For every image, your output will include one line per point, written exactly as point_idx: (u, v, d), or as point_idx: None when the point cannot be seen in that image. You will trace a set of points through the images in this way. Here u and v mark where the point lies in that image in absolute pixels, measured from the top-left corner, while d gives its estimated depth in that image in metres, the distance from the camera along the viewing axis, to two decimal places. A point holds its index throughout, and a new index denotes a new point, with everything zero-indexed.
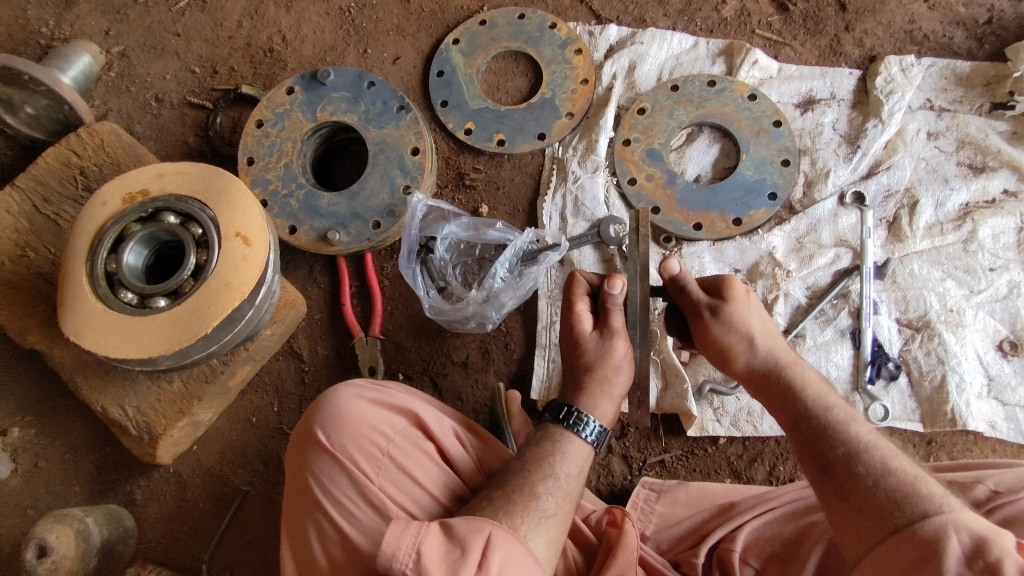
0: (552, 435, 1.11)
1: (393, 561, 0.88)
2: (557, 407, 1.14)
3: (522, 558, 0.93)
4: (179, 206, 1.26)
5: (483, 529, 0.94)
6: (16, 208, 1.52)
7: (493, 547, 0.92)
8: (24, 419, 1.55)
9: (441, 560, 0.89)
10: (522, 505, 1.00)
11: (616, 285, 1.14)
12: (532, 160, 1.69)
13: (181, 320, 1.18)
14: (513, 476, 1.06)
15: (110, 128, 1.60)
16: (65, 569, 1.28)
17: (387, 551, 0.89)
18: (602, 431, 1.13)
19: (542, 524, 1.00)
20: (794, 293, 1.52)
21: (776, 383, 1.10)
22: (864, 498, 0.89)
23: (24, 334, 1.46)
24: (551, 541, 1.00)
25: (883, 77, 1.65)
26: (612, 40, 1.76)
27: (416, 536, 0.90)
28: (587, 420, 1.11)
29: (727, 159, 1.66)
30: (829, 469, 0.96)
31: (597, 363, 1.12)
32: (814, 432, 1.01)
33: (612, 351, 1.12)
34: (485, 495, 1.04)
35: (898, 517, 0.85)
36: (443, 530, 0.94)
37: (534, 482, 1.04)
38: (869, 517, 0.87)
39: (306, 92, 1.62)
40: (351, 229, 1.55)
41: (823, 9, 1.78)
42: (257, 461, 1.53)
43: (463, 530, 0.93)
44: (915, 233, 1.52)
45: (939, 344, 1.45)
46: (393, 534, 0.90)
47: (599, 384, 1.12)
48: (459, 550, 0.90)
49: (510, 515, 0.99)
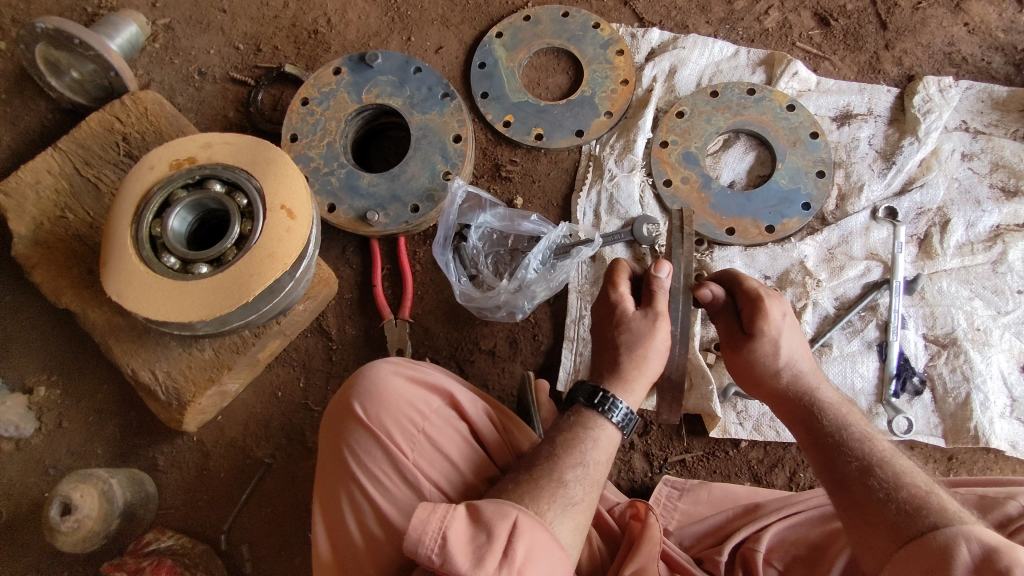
0: (583, 419, 1.12)
1: (419, 544, 0.90)
2: (589, 390, 1.14)
3: (549, 544, 0.94)
4: (225, 175, 1.28)
5: (509, 514, 0.94)
6: (57, 168, 1.53)
7: (520, 532, 0.92)
8: (51, 378, 1.56)
9: (465, 545, 0.90)
10: (549, 492, 1.01)
11: (662, 269, 1.15)
12: (569, 156, 1.70)
13: (225, 286, 1.19)
14: (542, 462, 1.06)
15: (154, 97, 1.61)
16: (87, 529, 1.29)
17: (413, 535, 0.90)
18: (629, 415, 1.13)
19: (568, 511, 1.01)
20: (823, 303, 1.54)
21: (792, 404, 1.14)
22: (875, 508, 0.93)
23: (59, 294, 1.46)
24: (576, 528, 1.01)
25: (921, 96, 1.66)
26: (653, 43, 1.77)
27: (442, 520, 0.91)
28: (618, 404, 1.11)
29: (762, 167, 1.67)
30: (842, 480, 1.01)
31: (637, 341, 1.13)
32: (833, 443, 1.06)
33: (654, 332, 1.13)
34: (512, 479, 1.04)
35: (909, 528, 0.87)
36: (470, 513, 0.95)
37: (562, 469, 1.04)
38: (879, 527, 0.91)
39: (353, 74, 1.64)
40: (389, 211, 1.56)
41: (863, 27, 1.80)
42: (281, 435, 1.53)
43: (490, 513, 0.94)
44: (946, 251, 1.54)
45: (965, 361, 1.46)
46: (419, 518, 0.91)
47: (634, 365, 1.13)
48: (484, 535, 0.91)
49: (536, 500, 0.99)
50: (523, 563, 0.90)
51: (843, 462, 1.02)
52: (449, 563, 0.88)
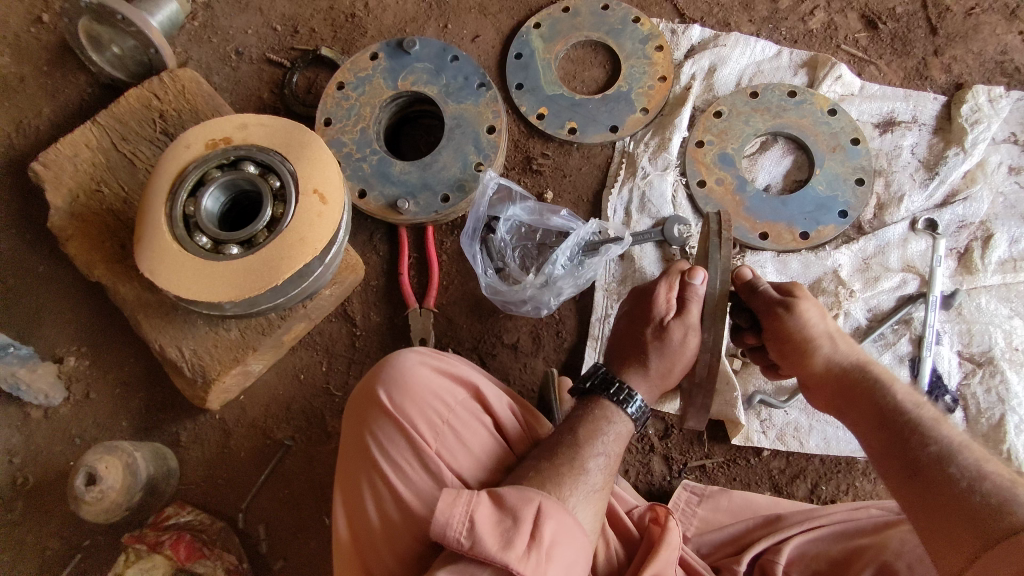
0: (605, 412, 1.12)
1: (447, 529, 0.88)
2: (609, 382, 1.14)
3: (575, 527, 0.93)
4: (260, 157, 1.28)
5: (533, 499, 0.93)
6: (96, 142, 1.55)
7: (546, 515, 0.91)
8: (80, 349, 1.59)
9: (493, 528, 0.89)
10: (570, 477, 1.00)
11: (698, 276, 1.12)
12: (602, 152, 1.68)
13: (253, 269, 1.20)
14: (563, 448, 1.05)
15: (192, 75, 1.62)
16: (110, 499, 1.31)
17: (439, 519, 0.89)
18: (645, 410, 1.14)
19: (589, 497, 1.01)
20: (855, 314, 1.51)
21: (846, 384, 1.10)
22: (957, 500, 0.87)
23: (92, 267, 1.48)
24: (595, 512, 1.00)
25: (970, 105, 1.61)
26: (694, 39, 1.74)
27: (468, 505, 0.90)
28: (634, 398, 1.12)
29: (799, 172, 1.63)
30: (915, 467, 0.94)
31: (668, 352, 1.13)
32: (902, 428, 1.00)
33: (686, 345, 1.12)
34: (532, 466, 1.03)
35: (999, 525, 0.81)
36: (494, 498, 0.94)
37: (585, 457, 1.04)
38: (965, 521, 0.84)
39: (390, 60, 1.64)
40: (419, 199, 1.56)
41: (912, 31, 1.74)
42: (301, 417, 1.54)
43: (514, 499, 0.93)
44: (987, 267, 1.49)
45: (1001, 382, 1.43)
46: (444, 502, 0.90)
47: (659, 371, 1.14)
48: (511, 520, 0.90)
49: (558, 485, 0.98)
50: (551, 545, 0.89)
51: (914, 449, 0.96)
52: (479, 545, 0.87)
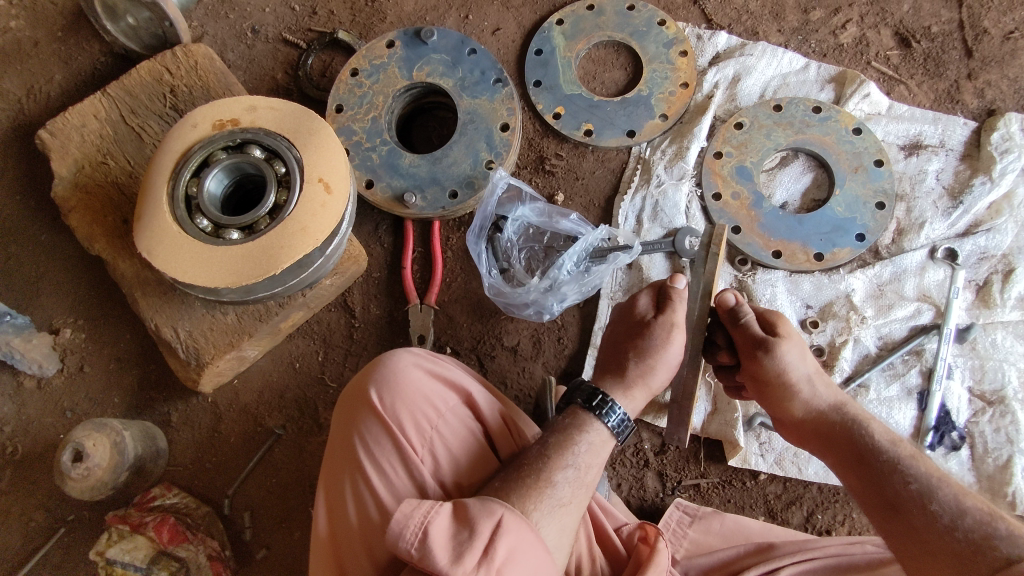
0: (577, 421, 1.09)
1: (400, 538, 0.86)
2: (588, 392, 1.11)
3: (532, 545, 0.90)
4: (267, 141, 1.25)
5: (494, 512, 0.90)
6: (104, 114, 1.53)
7: (503, 531, 0.88)
8: (78, 322, 1.58)
9: (447, 541, 0.86)
10: (536, 491, 0.97)
11: (679, 280, 1.15)
12: (617, 156, 1.64)
13: (251, 256, 1.18)
14: (532, 460, 1.02)
15: (205, 51, 1.58)
16: (95, 478, 1.29)
17: (394, 528, 0.86)
18: (625, 420, 1.10)
19: (554, 512, 0.97)
20: (865, 341, 1.47)
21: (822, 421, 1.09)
22: (930, 535, 0.90)
23: (93, 240, 1.46)
24: (563, 530, 0.97)
25: (1001, 133, 1.56)
26: (719, 47, 1.69)
27: (426, 515, 0.88)
28: (613, 407, 1.09)
29: (818, 191, 1.59)
30: (883, 502, 0.97)
31: (649, 351, 1.11)
32: (864, 463, 1.02)
33: (669, 344, 1.11)
34: (499, 476, 1.01)
35: (982, 562, 0.85)
36: (455, 510, 0.91)
37: (553, 469, 1.00)
38: (948, 558, 0.88)
39: (406, 49, 1.60)
40: (427, 194, 1.53)
41: (947, 52, 1.69)
42: (293, 406, 1.52)
43: (475, 510, 0.90)
44: (1005, 302, 1.45)
45: (1011, 422, 1.39)
46: (402, 511, 0.88)
47: (641, 375, 1.12)
48: (467, 532, 0.87)
49: (523, 499, 0.96)
50: (503, 563, 0.85)
51: (881, 484, 0.98)
52: (428, 558, 0.84)
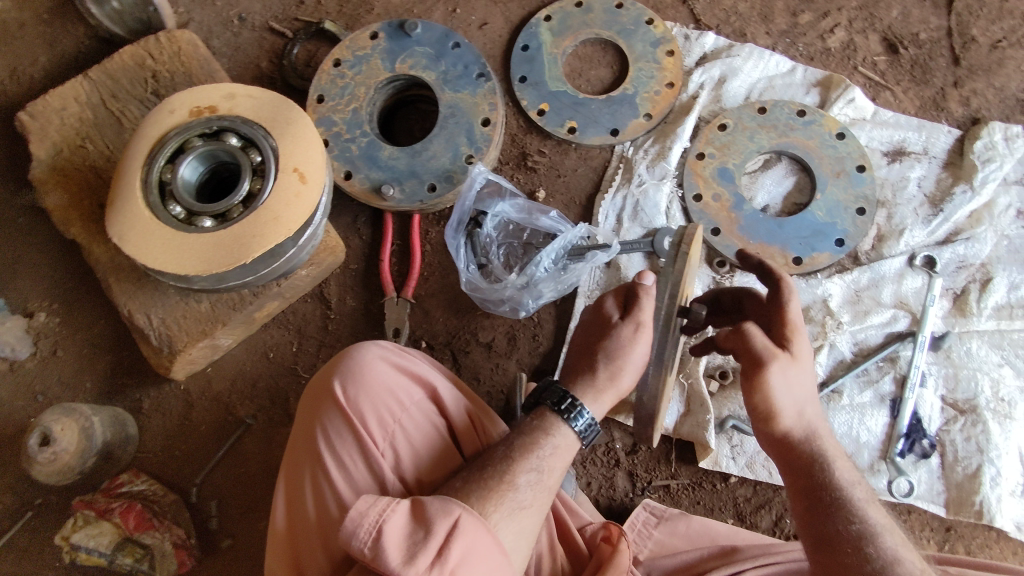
0: (544, 423, 1.08)
1: (354, 537, 0.85)
2: (558, 394, 1.09)
3: (489, 547, 0.89)
4: (243, 129, 1.24)
5: (452, 512, 0.89)
6: (84, 97, 1.52)
7: (458, 532, 0.87)
8: (52, 306, 1.57)
9: (401, 540, 0.85)
10: (497, 493, 0.97)
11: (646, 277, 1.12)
12: (600, 155, 1.63)
13: (224, 244, 1.17)
14: (494, 461, 1.01)
15: (189, 37, 1.57)
16: (62, 463, 1.29)
17: (348, 525, 0.86)
18: (593, 424, 1.09)
19: (514, 514, 0.96)
20: (840, 346, 1.46)
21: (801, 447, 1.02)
22: None
23: (68, 224, 1.46)
24: (521, 533, 0.96)
25: (984, 142, 1.55)
26: (707, 47, 1.68)
27: (381, 514, 0.87)
28: (580, 411, 1.08)
29: (800, 194, 1.58)
30: (833, 542, 0.96)
31: (616, 352, 1.09)
32: (824, 500, 0.99)
33: (635, 344, 1.09)
34: (461, 476, 1.00)
35: None
36: (414, 508, 0.90)
37: (515, 471, 1.00)
38: None
39: (390, 40, 1.60)
40: (405, 186, 1.52)
41: (934, 59, 1.68)
42: (265, 396, 1.52)
43: (433, 509, 0.89)
44: (981, 311, 1.44)
45: (982, 432, 1.39)
46: (357, 509, 0.87)
47: (609, 377, 1.10)
48: (423, 533, 0.87)
49: (483, 500, 0.95)
50: (456, 565, 0.85)
51: (837, 525, 0.97)
52: (381, 559, 0.84)
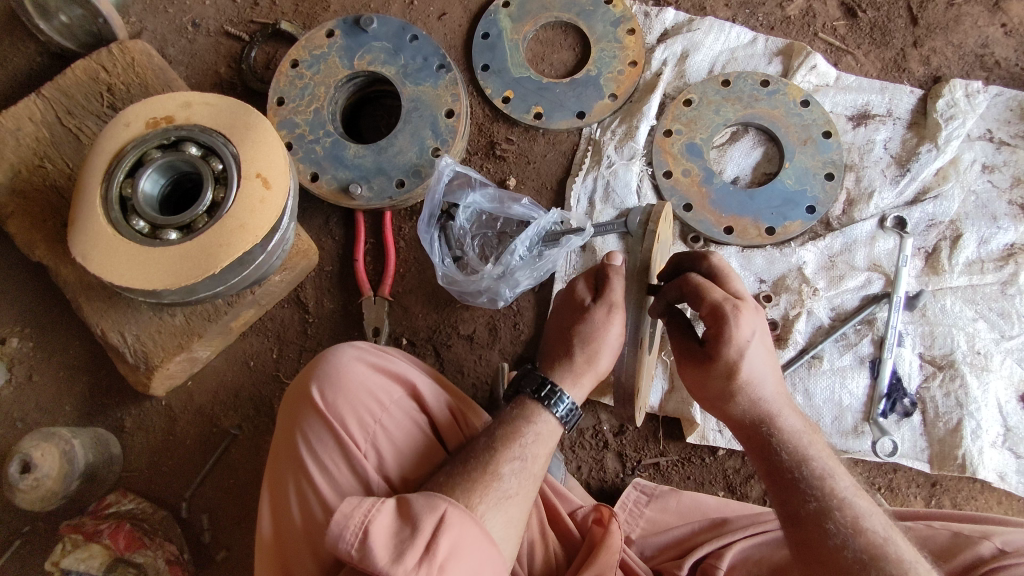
0: (526, 411, 1.08)
1: (340, 539, 0.85)
2: (538, 381, 1.10)
3: (476, 539, 0.89)
4: (202, 138, 1.22)
5: (438, 507, 0.89)
6: (39, 116, 1.48)
7: (446, 526, 0.87)
8: (24, 331, 1.54)
9: (388, 538, 0.85)
10: (482, 484, 0.96)
11: (615, 258, 1.10)
12: (568, 138, 1.63)
13: (191, 256, 1.15)
14: (478, 453, 1.01)
15: (142, 47, 1.54)
16: (45, 489, 1.27)
17: (334, 528, 0.85)
18: (573, 408, 1.10)
19: (501, 504, 0.96)
20: (817, 312, 1.48)
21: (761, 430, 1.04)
22: (830, 555, 0.91)
23: (33, 246, 1.43)
24: (509, 521, 0.96)
25: (946, 100, 1.56)
26: (667, 23, 1.68)
27: (366, 513, 0.86)
28: (560, 396, 1.08)
29: (768, 164, 1.59)
30: (798, 518, 0.96)
31: (592, 335, 1.09)
32: (785, 477, 1.00)
33: (609, 325, 1.09)
34: (445, 470, 1.00)
35: None
36: (399, 506, 0.90)
37: (498, 461, 1.00)
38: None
39: (346, 37, 1.57)
40: (373, 184, 1.51)
41: (893, 20, 1.69)
42: (249, 406, 1.51)
43: (419, 506, 0.89)
44: (953, 268, 1.46)
45: (960, 386, 1.41)
46: (342, 511, 0.86)
47: (586, 360, 1.10)
48: (409, 530, 0.86)
49: (468, 493, 0.95)
50: (445, 558, 0.85)
51: (798, 501, 0.97)
52: (369, 558, 0.83)
